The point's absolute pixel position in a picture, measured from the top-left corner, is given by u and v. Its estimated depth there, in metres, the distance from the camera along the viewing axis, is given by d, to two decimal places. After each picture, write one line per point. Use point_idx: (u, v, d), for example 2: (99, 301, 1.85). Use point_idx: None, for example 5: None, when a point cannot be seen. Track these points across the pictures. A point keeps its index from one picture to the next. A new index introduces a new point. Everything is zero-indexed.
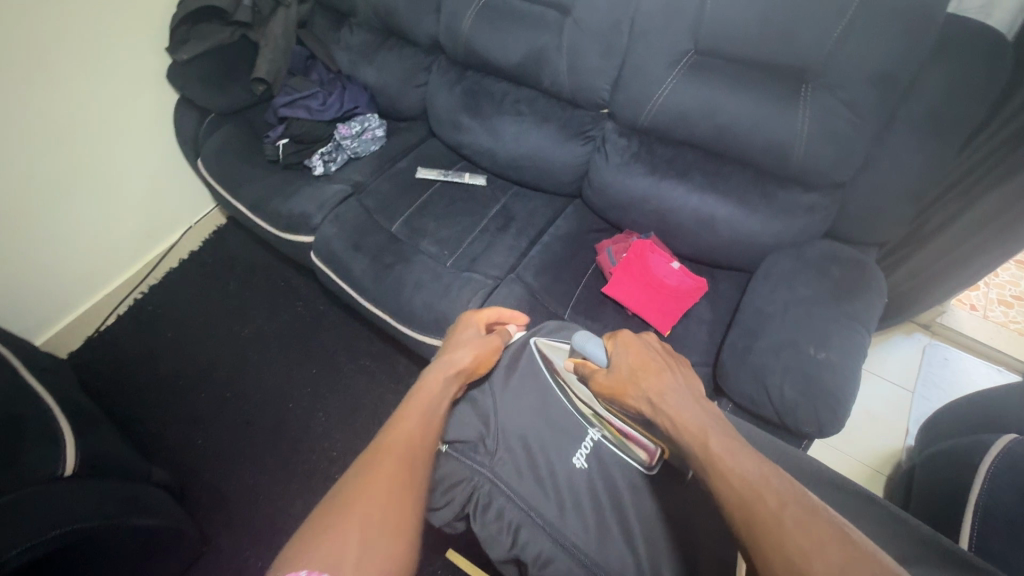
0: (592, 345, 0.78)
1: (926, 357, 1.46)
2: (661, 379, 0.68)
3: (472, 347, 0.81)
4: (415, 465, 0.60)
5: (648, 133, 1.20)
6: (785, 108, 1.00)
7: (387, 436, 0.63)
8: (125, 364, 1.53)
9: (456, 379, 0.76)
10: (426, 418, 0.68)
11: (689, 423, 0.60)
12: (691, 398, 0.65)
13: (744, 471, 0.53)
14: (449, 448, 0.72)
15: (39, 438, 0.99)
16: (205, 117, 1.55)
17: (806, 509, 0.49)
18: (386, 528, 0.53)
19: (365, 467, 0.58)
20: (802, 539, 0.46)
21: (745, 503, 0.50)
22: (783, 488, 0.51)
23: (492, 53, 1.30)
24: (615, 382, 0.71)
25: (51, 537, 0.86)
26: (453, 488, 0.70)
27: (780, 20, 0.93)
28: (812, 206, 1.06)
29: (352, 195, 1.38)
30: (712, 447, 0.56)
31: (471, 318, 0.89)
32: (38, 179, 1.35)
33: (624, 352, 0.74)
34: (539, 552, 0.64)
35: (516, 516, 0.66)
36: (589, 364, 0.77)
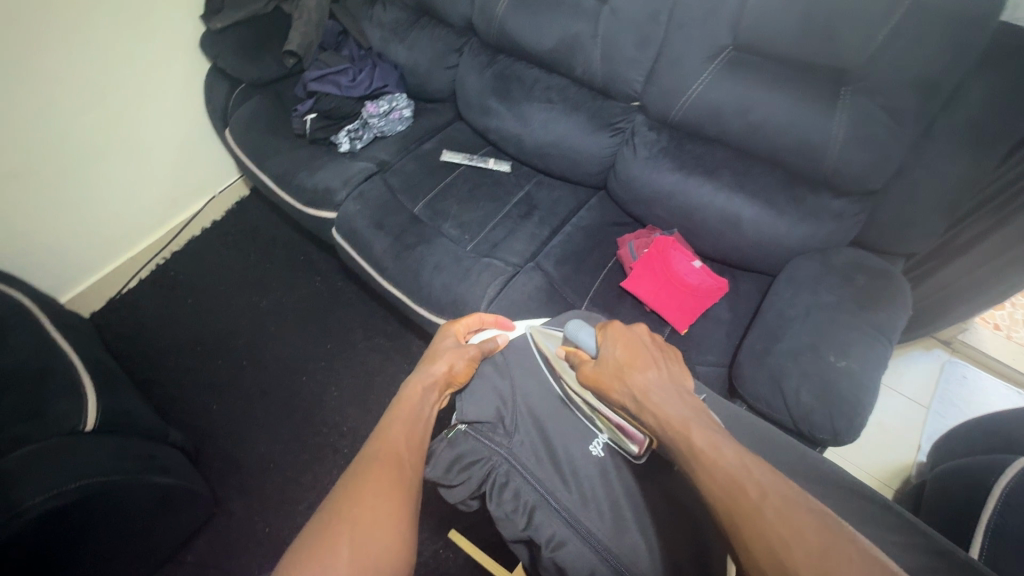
0: (583, 332, 0.75)
1: (944, 373, 1.44)
2: (646, 374, 0.65)
3: (449, 354, 0.78)
4: (404, 470, 0.61)
5: (678, 129, 1.18)
6: (822, 111, 0.97)
7: (375, 444, 0.64)
8: (146, 327, 1.56)
9: (436, 388, 0.75)
10: (412, 426, 0.68)
11: (672, 419, 0.59)
12: (676, 394, 0.63)
13: (725, 463, 0.52)
14: (467, 428, 0.74)
15: (65, 395, 1.02)
16: (235, 88, 1.56)
17: (785, 498, 0.49)
18: (379, 528, 0.54)
19: (355, 473, 0.59)
20: (782, 529, 0.46)
21: (726, 496, 0.50)
22: (763, 478, 0.51)
23: (525, 38, 1.28)
24: (602, 374, 0.68)
25: (71, 488, 0.90)
26: (471, 466, 0.71)
27: (823, 19, 0.91)
28: (841, 212, 1.04)
29: (377, 174, 1.39)
30: (694, 441, 0.55)
31: (450, 322, 0.86)
32: (70, 140, 1.37)
33: (613, 344, 0.70)
34: (552, 534, 0.64)
35: (531, 497, 0.67)
36: (580, 352, 0.74)
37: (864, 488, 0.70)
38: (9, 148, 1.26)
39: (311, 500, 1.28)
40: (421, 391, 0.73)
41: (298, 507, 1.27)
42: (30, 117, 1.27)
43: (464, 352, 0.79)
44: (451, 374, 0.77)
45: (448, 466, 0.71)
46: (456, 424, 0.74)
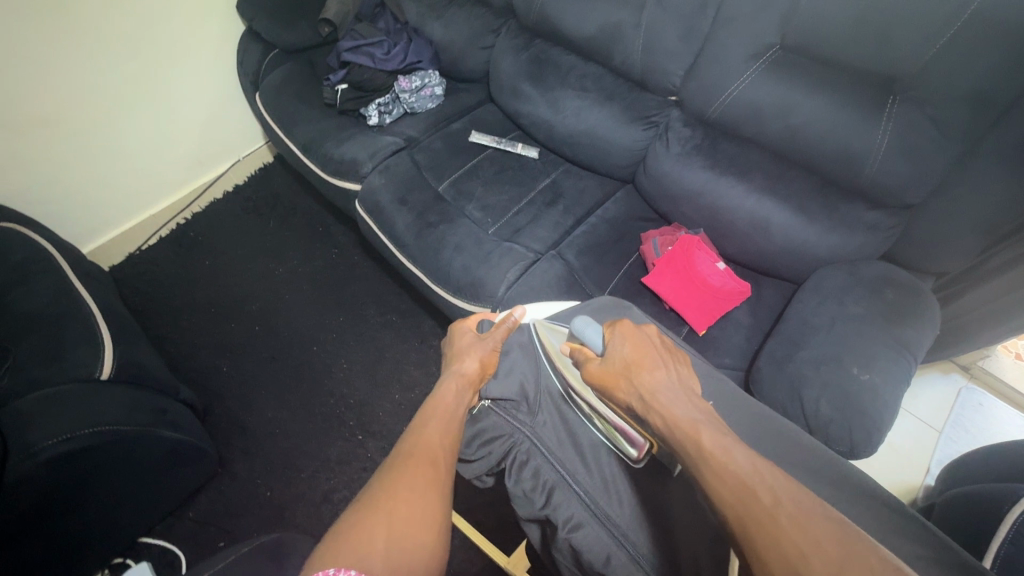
0: (590, 331, 0.76)
1: (960, 399, 1.41)
2: (654, 376, 0.67)
3: (477, 353, 0.80)
4: (441, 467, 0.62)
5: (714, 127, 1.16)
6: (866, 119, 0.95)
7: (410, 442, 0.64)
8: (164, 284, 1.57)
9: (467, 386, 0.75)
10: (444, 425, 0.68)
11: (677, 418, 0.60)
12: (682, 394, 0.64)
13: (738, 467, 0.52)
14: (491, 403, 0.74)
15: (81, 342, 1.03)
16: (268, 53, 1.55)
17: (800, 505, 0.49)
18: (416, 523, 0.54)
19: (389, 472, 0.59)
20: (800, 536, 0.46)
21: (740, 500, 0.49)
22: (775, 484, 0.51)
23: (566, 23, 1.26)
24: (609, 373, 0.69)
25: (83, 433, 0.91)
26: (492, 442, 0.72)
27: (876, 24, 0.88)
28: (876, 224, 1.02)
29: (404, 150, 1.38)
30: (705, 443, 0.55)
31: (463, 323, 0.89)
32: (103, 93, 1.38)
33: (622, 343, 0.72)
34: (571, 515, 0.64)
35: (551, 477, 0.67)
36: (585, 350, 0.74)
37: (888, 498, 0.69)
38: (41, 95, 1.27)
39: (313, 468, 1.28)
40: (450, 391, 0.74)
41: (301, 474, 1.28)
42: (66, 67, 1.28)
43: (489, 349, 0.81)
44: (481, 369, 0.78)
45: (468, 440, 0.73)
46: (480, 400, 0.76)
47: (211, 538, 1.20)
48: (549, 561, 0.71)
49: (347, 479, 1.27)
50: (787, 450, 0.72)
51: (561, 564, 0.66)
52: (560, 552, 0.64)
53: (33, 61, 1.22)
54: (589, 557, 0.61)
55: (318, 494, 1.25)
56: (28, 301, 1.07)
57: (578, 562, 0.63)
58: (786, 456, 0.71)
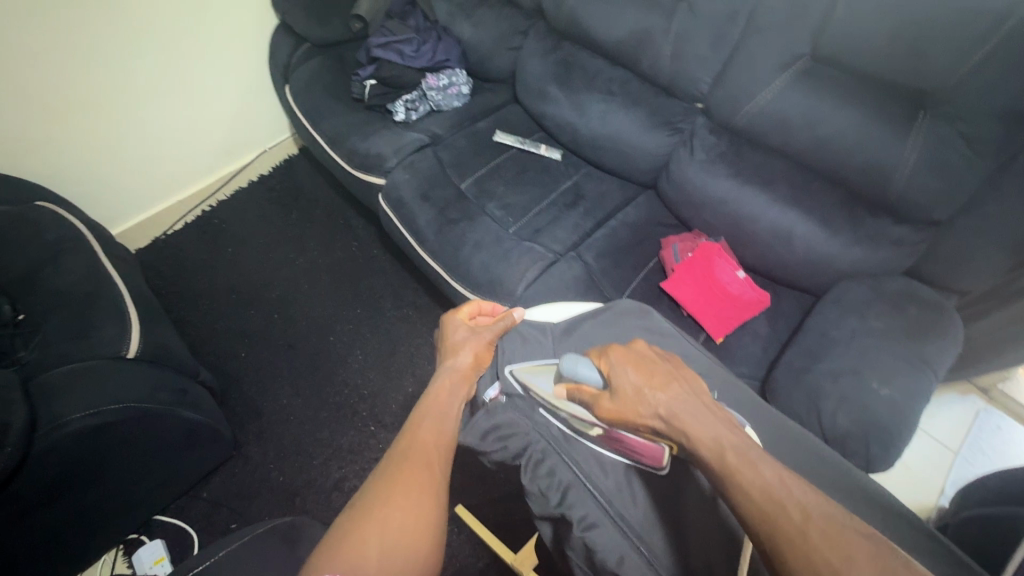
0: (581, 366, 0.69)
1: (978, 421, 1.39)
2: (667, 394, 0.62)
3: (469, 346, 0.80)
4: (436, 465, 0.63)
5: (739, 135, 1.16)
6: (895, 135, 0.95)
7: (405, 442, 0.65)
8: (187, 269, 1.61)
9: (462, 382, 0.76)
10: (438, 425, 0.68)
11: (706, 440, 0.57)
12: (702, 407, 0.61)
13: (765, 483, 0.52)
14: (507, 398, 0.76)
15: (110, 320, 1.06)
16: (299, 46, 1.58)
17: (829, 520, 0.50)
18: (410, 527, 0.56)
19: (384, 476, 0.60)
20: (832, 552, 0.47)
21: (771, 520, 0.50)
22: (802, 497, 0.52)
23: (595, 27, 1.27)
24: (622, 407, 0.64)
25: (110, 410, 0.94)
26: (508, 438, 0.70)
27: (911, 38, 0.88)
28: (900, 239, 1.01)
29: (428, 147, 1.40)
30: (730, 460, 0.54)
31: (455, 312, 0.85)
32: (138, 79, 1.42)
33: (623, 369, 0.66)
34: (585, 515, 0.64)
35: (567, 476, 0.67)
36: (585, 388, 0.68)
37: (905, 514, 0.68)
38: (81, 80, 1.31)
39: (325, 456, 1.30)
40: (444, 389, 0.73)
41: (312, 462, 1.29)
42: (105, 54, 1.32)
43: (484, 344, 0.81)
44: (474, 363, 0.79)
45: (482, 435, 0.71)
46: (498, 395, 0.76)
47: (222, 520, 1.22)
48: (560, 561, 0.72)
49: (358, 468, 1.29)
50: (804, 462, 0.72)
51: (573, 563, 0.66)
52: (573, 549, 0.65)
53: (75, 47, 1.27)
54: (602, 557, 0.61)
55: (328, 482, 1.27)
56: (62, 278, 1.11)
57: (591, 561, 0.63)
58: (802, 465, 0.71)
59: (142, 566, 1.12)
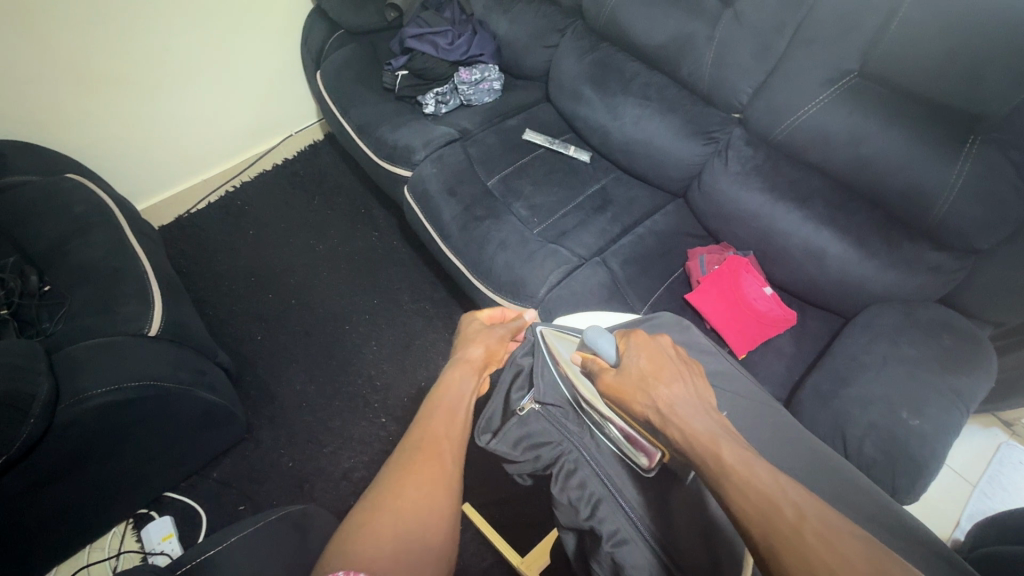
0: (603, 340, 0.70)
1: (999, 454, 1.36)
2: (671, 388, 0.62)
3: (481, 339, 0.80)
4: (448, 459, 0.61)
5: (777, 148, 1.14)
6: (941, 160, 0.91)
7: (418, 433, 0.63)
8: (207, 249, 1.61)
9: (473, 369, 0.74)
10: (453, 416, 0.67)
11: (699, 433, 0.56)
12: (702, 408, 0.60)
13: (760, 483, 0.51)
14: (540, 407, 0.74)
15: (134, 296, 1.07)
16: (334, 33, 1.57)
17: (826, 522, 0.48)
18: (421, 521, 0.54)
19: (398, 467, 0.59)
20: (826, 552, 0.45)
21: (765, 518, 0.48)
22: (797, 497, 0.50)
23: (635, 30, 1.26)
24: (624, 385, 0.64)
25: (130, 387, 0.94)
26: (541, 447, 0.73)
27: (967, 60, 0.85)
28: (938, 266, 0.97)
29: (457, 141, 1.39)
30: (726, 458, 0.53)
31: (475, 312, 0.88)
32: (171, 55, 1.42)
33: (637, 354, 0.66)
34: (616, 530, 0.64)
35: (598, 490, 0.67)
36: (599, 360, 0.69)
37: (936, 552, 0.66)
38: (117, 54, 1.32)
39: (336, 445, 1.30)
40: (459, 378, 0.72)
41: (323, 449, 1.30)
42: (140, 28, 1.33)
43: (499, 337, 0.82)
44: (487, 356, 0.78)
45: (515, 443, 0.74)
46: (530, 402, 0.75)
47: (232, 501, 1.23)
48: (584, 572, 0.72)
49: (368, 459, 1.28)
50: (845, 491, 0.68)
51: None
52: (599, 564, 0.64)
53: (113, 22, 1.28)
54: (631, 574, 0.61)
55: (337, 471, 1.27)
56: (90, 251, 1.12)
57: None
58: (844, 496, 0.67)
59: (150, 541, 1.13)
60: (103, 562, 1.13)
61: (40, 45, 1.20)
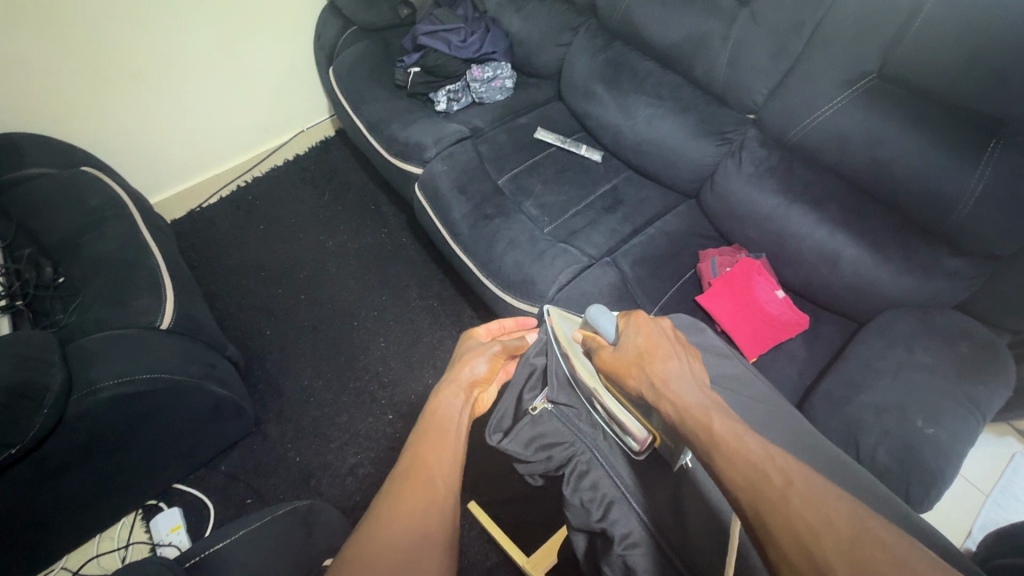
0: (603, 318, 0.75)
1: (1013, 464, 1.33)
2: (666, 365, 0.64)
3: (477, 354, 0.78)
4: (440, 484, 0.60)
5: (792, 151, 1.13)
6: (961, 164, 0.90)
7: (408, 460, 0.63)
8: (219, 243, 1.62)
9: (460, 389, 0.73)
10: (443, 439, 0.66)
11: (689, 406, 0.58)
12: (695, 384, 0.62)
13: (748, 451, 0.51)
14: (553, 407, 0.75)
15: (146, 289, 1.07)
16: (347, 29, 1.57)
17: (815, 489, 0.48)
18: (415, 550, 0.53)
19: (387, 501, 0.58)
20: (811, 514, 0.45)
21: (751, 484, 0.49)
22: (788, 466, 0.50)
23: (650, 29, 1.25)
24: (619, 360, 0.68)
25: (142, 379, 0.94)
26: (553, 447, 0.73)
27: (991, 62, 0.83)
28: (956, 272, 0.96)
29: (468, 139, 1.38)
30: (715, 429, 0.54)
31: (473, 330, 0.86)
32: (185, 50, 1.43)
33: (635, 331, 0.70)
34: (628, 532, 0.63)
35: (611, 492, 0.67)
36: (598, 337, 0.74)
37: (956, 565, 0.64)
38: (132, 50, 1.33)
39: (342, 441, 1.30)
40: (450, 400, 0.71)
41: (329, 444, 1.30)
42: (155, 24, 1.34)
43: (492, 356, 0.78)
44: (482, 375, 0.76)
45: (527, 442, 0.74)
46: (542, 402, 0.75)
47: (238, 494, 1.24)
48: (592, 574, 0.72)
49: (374, 456, 1.29)
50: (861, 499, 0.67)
51: None
52: (610, 567, 0.64)
53: (129, 18, 1.29)
54: None
55: (343, 467, 1.27)
56: (102, 244, 1.13)
57: None
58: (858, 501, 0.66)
59: (159, 532, 1.14)
60: (113, 552, 1.14)
61: (57, 41, 1.21)
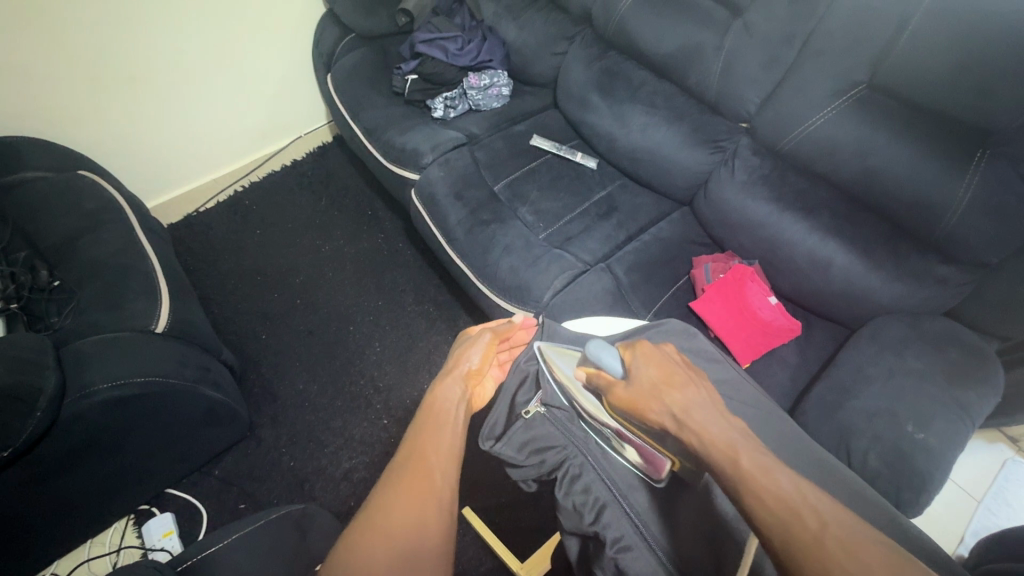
0: (606, 353, 0.68)
1: (1005, 470, 1.34)
2: (685, 394, 0.62)
3: (470, 350, 0.79)
4: (436, 476, 0.60)
5: (783, 159, 1.14)
6: (952, 172, 0.91)
7: (405, 451, 0.63)
8: (214, 248, 1.62)
9: (458, 380, 0.74)
10: (442, 430, 0.66)
11: (718, 440, 0.56)
12: (716, 411, 0.60)
13: (780, 490, 0.51)
14: (545, 411, 0.75)
15: (142, 293, 1.08)
16: (345, 36, 1.59)
17: (848, 530, 0.49)
18: (410, 548, 0.54)
19: (385, 493, 0.58)
20: (847, 560, 0.46)
21: (785, 525, 0.49)
22: (818, 504, 0.51)
23: (644, 39, 1.27)
24: (635, 396, 0.63)
25: (137, 382, 0.95)
26: (546, 450, 0.74)
27: (978, 74, 0.85)
28: (946, 279, 0.97)
29: (465, 146, 1.40)
30: (744, 464, 0.53)
31: (469, 329, 0.86)
32: (185, 55, 1.44)
33: (645, 363, 0.65)
34: (619, 536, 0.64)
35: (602, 495, 0.68)
36: (604, 375, 0.67)
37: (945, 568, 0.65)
38: (131, 55, 1.34)
39: (337, 445, 1.30)
40: (444, 394, 0.72)
41: (324, 449, 1.30)
42: (155, 30, 1.35)
43: (484, 345, 0.79)
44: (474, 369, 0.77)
45: (521, 446, 0.75)
46: (535, 405, 0.76)
47: (232, 499, 1.23)
48: None
49: (368, 460, 1.28)
50: (848, 500, 0.68)
51: None
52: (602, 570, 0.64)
53: (130, 24, 1.30)
54: None
55: (337, 472, 1.27)
56: (99, 248, 1.13)
57: None
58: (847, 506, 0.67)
59: (151, 537, 1.13)
60: (104, 557, 1.13)
61: (57, 46, 1.22)
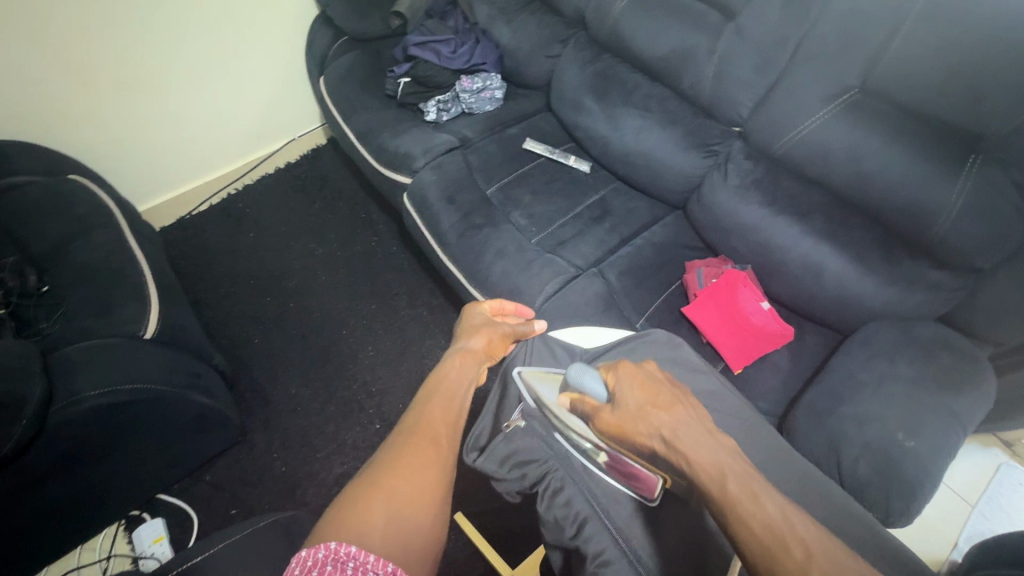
0: (588, 377, 0.68)
1: (999, 474, 1.34)
2: (672, 415, 0.61)
3: (485, 332, 0.88)
4: (441, 444, 0.65)
5: (776, 163, 1.13)
6: (945, 177, 0.90)
7: (415, 418, 0.68)
8: (207, 252, 1.62)
9: (474, 360, 0.83)
10: (448, 402, 0.72)
11: (705, 463, 0.56)
12: (704, 431, 0.60)
13: (766, 516, 0.52)
14: (525, 423, 0.74)
15: (132, 298, 1.07)
16: (338, 40, 1.60)
17: (831, 559, 0.49)
18: (415, 499, 0.58)
19: (395, 448, 0.63)
20: None
21: (771, 554, 0.49)
22: (804, 532, 0.51)
23: (637, 41, 1.27)
24: (622, 420, 0.63)
25: (126, 389, 0.94)
26: (526, 464, 0.72)
27: (969, 78, 0.85)
28: (938, 284, 0.96)
29: (458, 149, 1.39)
30: (732, 490, 0.53)
31: (480, 304, 0.96)
32: (178, 57, 1.43)
33: (629, 385, 0.65)
34: (600, 551, 0.64)
35: (584, 509, 0.67)
36: (588, 399, 0.67)
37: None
38: (123, 57, 1.34)
39: (329, 450, 1.30)
40: (460, 366, 0.80)
41: (316, 454, 1.29)
42: (147, 31, 1.35)
43: (501, 333, 0.89)
44: (488, 348, 0.87)
45: (502, 461, 0.72)
46: (516, 418, 0.74)
47: (223, 505, 1.23)
48: None
49: (360, 466, 1.28)
50: (828, 515, 0.68)
51: None
52: None
53: (122, 25, 1.30)
54: None
55: (329, 477, 1.26)
56: (90, 252, 1.13)
57: None
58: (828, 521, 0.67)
59: (141, 543, 1.13)
60: (95, 563, 1.13)
61: (49, 48, 1.22)
